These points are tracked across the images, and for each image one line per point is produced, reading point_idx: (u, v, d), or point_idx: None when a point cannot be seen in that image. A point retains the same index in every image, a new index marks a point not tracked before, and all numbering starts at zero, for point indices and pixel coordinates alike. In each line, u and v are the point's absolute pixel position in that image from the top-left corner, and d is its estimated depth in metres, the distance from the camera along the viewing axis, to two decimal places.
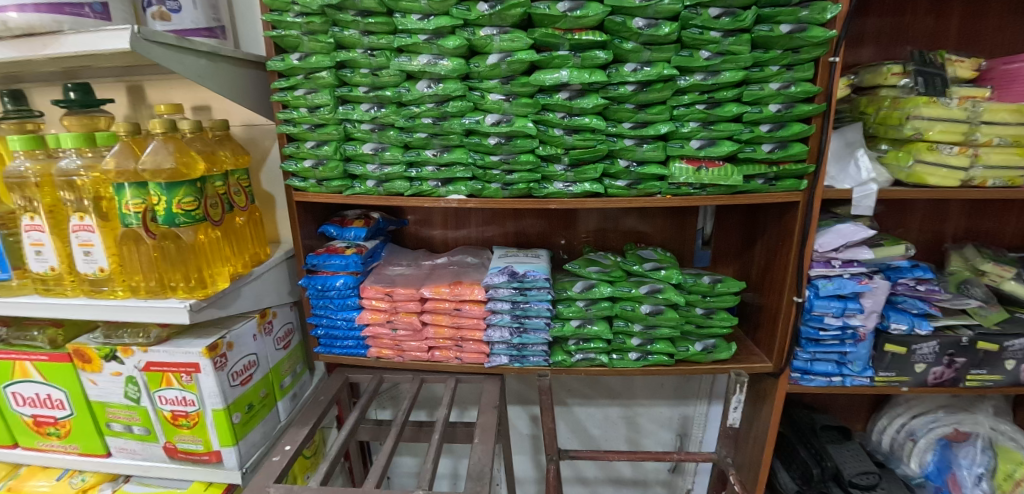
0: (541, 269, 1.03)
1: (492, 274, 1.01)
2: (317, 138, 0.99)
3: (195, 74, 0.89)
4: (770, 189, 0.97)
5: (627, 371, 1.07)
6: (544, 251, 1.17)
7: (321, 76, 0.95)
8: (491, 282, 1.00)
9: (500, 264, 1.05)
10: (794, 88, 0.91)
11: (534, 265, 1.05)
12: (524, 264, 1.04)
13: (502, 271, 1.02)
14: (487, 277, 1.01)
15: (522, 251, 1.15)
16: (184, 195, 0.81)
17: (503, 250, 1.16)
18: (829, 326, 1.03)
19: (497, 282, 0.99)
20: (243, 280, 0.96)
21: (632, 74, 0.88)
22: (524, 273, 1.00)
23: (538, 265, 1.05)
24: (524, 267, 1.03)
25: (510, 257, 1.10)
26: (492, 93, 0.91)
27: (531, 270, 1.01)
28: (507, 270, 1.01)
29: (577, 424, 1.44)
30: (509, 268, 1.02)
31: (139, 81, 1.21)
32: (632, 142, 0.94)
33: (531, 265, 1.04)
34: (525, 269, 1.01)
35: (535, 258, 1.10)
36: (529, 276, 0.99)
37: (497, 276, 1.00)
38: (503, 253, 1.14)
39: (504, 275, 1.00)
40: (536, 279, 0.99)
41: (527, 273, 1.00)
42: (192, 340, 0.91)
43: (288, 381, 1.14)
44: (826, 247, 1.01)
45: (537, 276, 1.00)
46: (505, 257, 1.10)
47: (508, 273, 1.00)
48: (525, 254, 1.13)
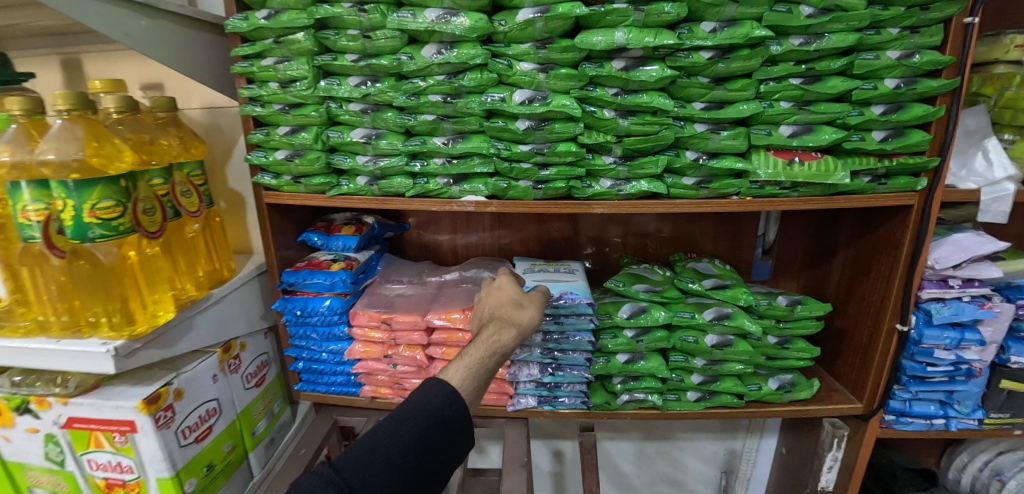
0: (582, 290, 0.81)
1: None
2: (292, 123, 0.76)
3: (119, 32, 0.65)
4: (878, 189, 0.75)
5: (684, 414, 0.86)
6: (577, 264, 0.95)
7: (296, 40, 0.71)
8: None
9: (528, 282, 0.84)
10: (919, 56, 0.69)
11: (572, 284, 0.83)
12: (559, 283, 0.83)
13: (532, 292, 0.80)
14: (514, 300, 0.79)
15: (552, 264, 0.93)
16: (99, 196, 0.59)
17: (528, 262, 0.94)
18: (940, 360, 0.82)
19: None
20: (194, 308, 0.73)
21: (712, 36, 0.65)
22: (561, 296, 0.79)
23: (577, 285, 0.83)
24: (560, 287, 0.81)
25: (540, 273, 0.88)
26: (522, 62, 0.69)
27: (570, 292, 0.79)
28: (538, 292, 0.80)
29: (607, 461, 1.23)
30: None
31: (75, 53, 0.96)
32: (704, 127, 0.72)
33: (568, 285, 0.83)
34: (562, 290, 0.80)
35: (570, 274, 0.88)
36: (567, 300, 0.78)
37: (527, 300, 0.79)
38: (529, 267, 0.92)
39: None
40: (576, 305, 0.78)
41: (565, 295, 0.79)
42: (127, 390, 0.70)
43: (261, 426, 0.92)
44: (945, 263, 0.79)
45: (579, 300, 0.78)
46: (533, 273, 0.88)
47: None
48: (557, 269, 0.91)
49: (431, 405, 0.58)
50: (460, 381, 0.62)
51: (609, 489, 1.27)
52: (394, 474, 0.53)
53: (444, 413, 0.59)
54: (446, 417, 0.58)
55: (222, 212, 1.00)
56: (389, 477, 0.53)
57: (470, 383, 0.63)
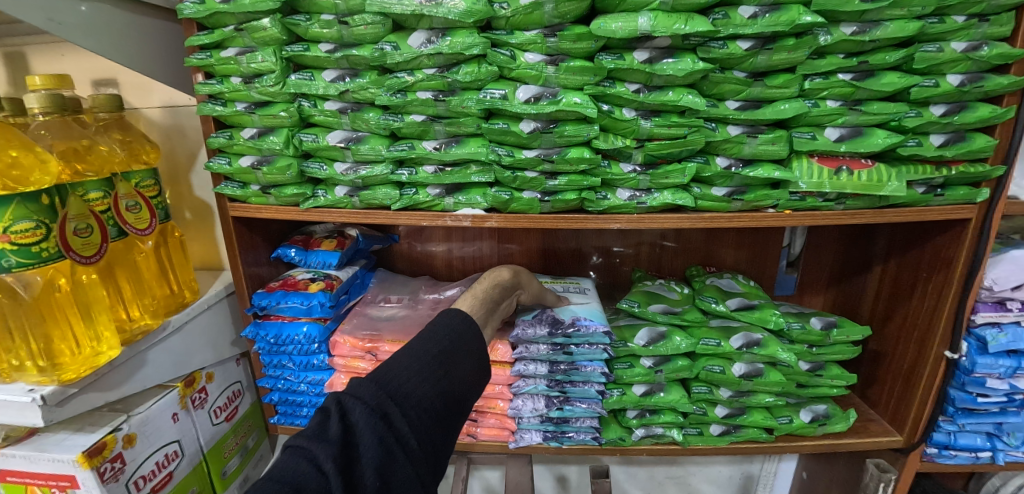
0: (596, 316, 0.72)
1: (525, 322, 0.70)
2: (259, 124, 0.66)
3: (42, 16, 0.53)
4: (935, 200, 0.66)
5: (706, 450, 0.78)
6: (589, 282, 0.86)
7: (261, 27, 0.60)
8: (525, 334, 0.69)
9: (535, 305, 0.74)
10: (987, 49, 0.59)
11: (585, 308, 0.74)
12: (571, 308, 0.73)
13: (540, 318, 0.71)
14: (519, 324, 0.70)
15: (560, 282, 0.84)
16: (12, 217, 0.48)
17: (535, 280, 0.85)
18: (992, 391, 0.74)
19: (535, 335, 0.68)
20: (147, 340, 0.63)
21: (754, 23, 0.55)
22: (573, 322, 0.69)
23: (591, 309, 0.74)
24: (572, 312, 0.72)
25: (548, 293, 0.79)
26: (527, 52, 0.58)
27: (583, 318, 0.70)
28: (548, 317, 0.70)
29: (615, 487, 1.14)
30: (550, 315, 0.71)
31: (18, 46, 0.84)
32: (738, 130, 0.62)
33: (581, 309, 0.73)
34: (574, 316, 0.71)
35: (582, 296, 0.79)
36: (581, 328, 0.69)
37: (535, 326, 0.69)
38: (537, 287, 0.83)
39: (544, 325, 0.69)
40: (590, 333, 0.69)
41: (578, 322, 0.69)
42: (65, 439, 0.59)
43: (233, 464, 0.82)
44: (1004, 284, 0.70)
45: (594, 328, 0.69)
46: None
47: (550, 322, 0.69)
48: (567, 288, 0.82)
49: (461, 322, 0.50)
50: (469, 307, 0.55)
51: None
52: (436, 382, 0.44)
53: (474, 328, 0.51)
54: (469, 335, 0.49)
55: (188, 224, 0.89)
56: (431, 384, 0.43)
57: (481, 309, 0.56)
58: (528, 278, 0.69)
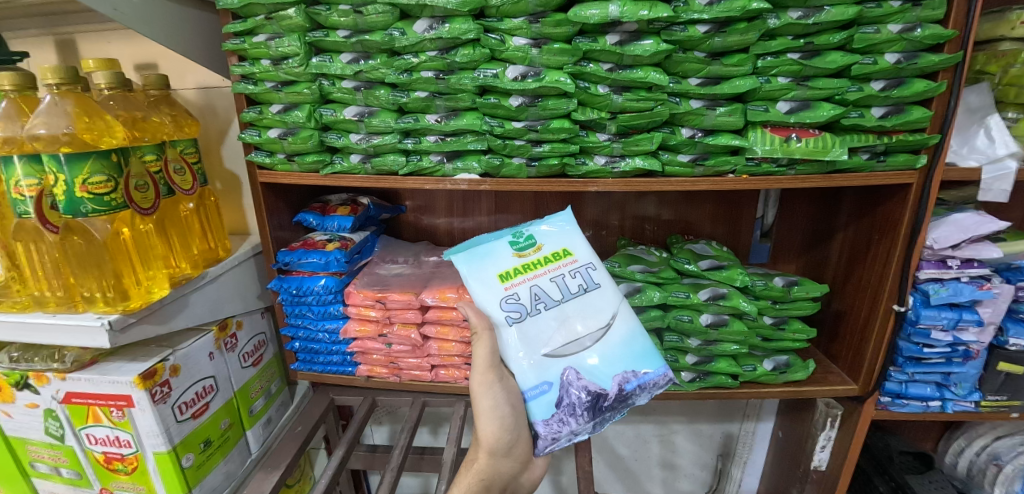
0: (648, 358, 0.63)
1: (557, 418, 0.59)
2: (285, 101, 0.76)
3: (109, 7, 0.64)
4: (878, 166, 0.74)
5: (679, 394, 0.88)
6: (586, 251, 0.67)
7: (287, 16, 0.70)
8: (560, 428, 0.59)
9: (548, 376, 0.60)
10: (920, 30, 0.66)
11: (627, 345, 0.63)
12: (603, 358, 0.61)
13: (573, 403, 0.59)
14: (549, 427, 0.59)
15: (549, 269, 0.64)
16: (89, 171, 0.59)
17: (502, 284, 0.63)
18: (937, 342, 0.81)
19: (577, 429, 0.59)
20: (191, 286, 0.74)
21: (708, 9, 0.64)
22: (622, 390, 0.60)
23: (632, 341, 0.63)
24: (609, 373, 0.60)
25: (544, 321, 0.61)
26: (515, 37, 0.68)
27: (633, 377, 0.61)
28: (583, 397, 0.59)
29: (605, 445, 1.27)
30: (584, 389, 0.59)
31: (70, 34, 0.95)
32: (700, 104, 0.71)
33: (620, 352, 0.62)
34: (619, 379, 0.60)
35: (597, 300, 0.64)
36: (638, 394, 0.61)
37: (573, 421, 0.59)
38: (507, 293, 0.62)
39: (585, 412, 0.59)
40: (653, 387, 0.62)
41: (631, 385, 0.61)
42: (123, 365, 0.70)
43: (259, 405, 0.93)
44: (944, 242, 0.77)
45: (656, 380, 0.62)
46: (539, 331, 0.61)
47: (590, 405, 0.59)
48: (566, 282, 0.63)
49: None
50: None
51: (605, 469, 1.30)
52: None
53: None
54: None
55: (219, 193, 1.02)
56: None
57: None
58: (490, 369, 0.63)
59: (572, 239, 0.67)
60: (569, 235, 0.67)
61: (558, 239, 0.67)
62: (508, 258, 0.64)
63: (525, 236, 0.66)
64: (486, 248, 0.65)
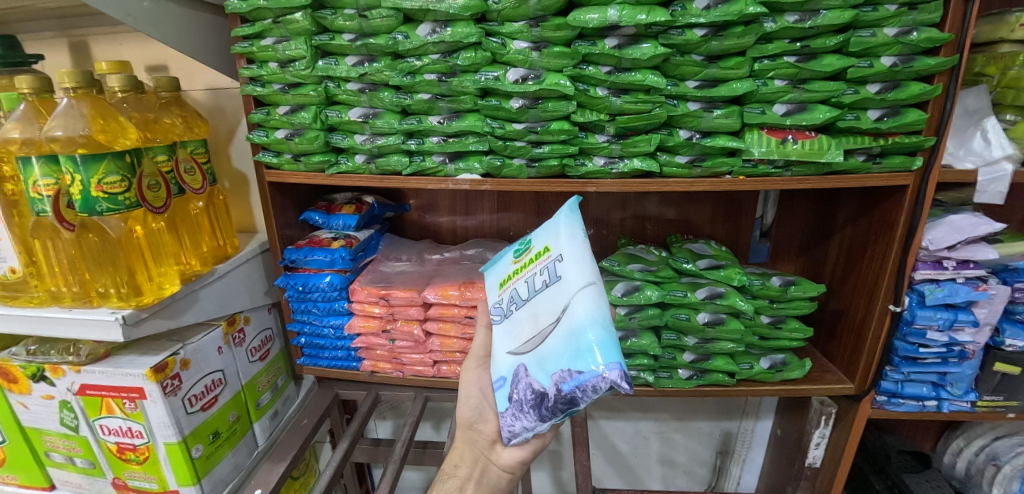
0: (593, 355, 0.46)
1: (511, 412, 0.55)
2: (292, 102, 0.78)
3: (122, 12, 0.66)
4: (874, 168, 0.75)
5: (676, 391, 0.89)
6: (566, 242, 0.56)
7: (294, 20, 0.71)
8: (515, 425, 0.55)
9: (504, 370, 0.57)
10: (916, 34, 0.66)
11: (571, 338, 0.48)
12: (548, 353, 0.51)
13: (522, 400, 0.53)
14: (506, 420, 0.56)
15: (528, 271, 0.60)
16: (105, 172, 0.62)
17: (498, 290, 0.65)
18: (933, 342, 0.82)
19: (528, 427, 0.53)
20: (200, 282, 0.76)
21: (704, 13, 0.65)
22: (561, 390, 0.48)
23: (580, 334, 0.48)
24: (549, 370, 0.50)
25: (510, 321, 0.59)
26: (516, 40, 0.69)
27: (570, 377, 0.47)
28: (528, 394, 0.53)
29: (604, 440, 1.28)
30: (529, 386, 0.52)
31: (83, 36, 0.98)
32: (698, 106, 0.73)
33: (563, 346, 0.49)
34: (556, 379, 0.48)
35: (555, 291, 0.53)
36: (580, 397, 0.46)
37: (523, 418, 0.53)
38: (499, 299, 0.64)
39: (531, 410, 0.52)
40: (591, 392, 0.46)
41: (570, 386, 0.47)
42: (136, 358, 0.73)
43: (266, 398, 0.96)
44: (939, 244, 0.78)
45: (598, 382, 0.45)
46: (506, 330, 0.60)
47: (534, 404, 0.52)
48: (534, 282, 0.58)
49: None
50: None
51: (605, 465, 1.32)
52: None
53: None
54: None
55: (227, 192, 1.05)
56: None
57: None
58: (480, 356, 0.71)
59: (555, 231, 0.59)
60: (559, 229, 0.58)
61: (546, 235, 0.60)
62: (509, 265, 0.66)
63: (528, 242, 0.65)
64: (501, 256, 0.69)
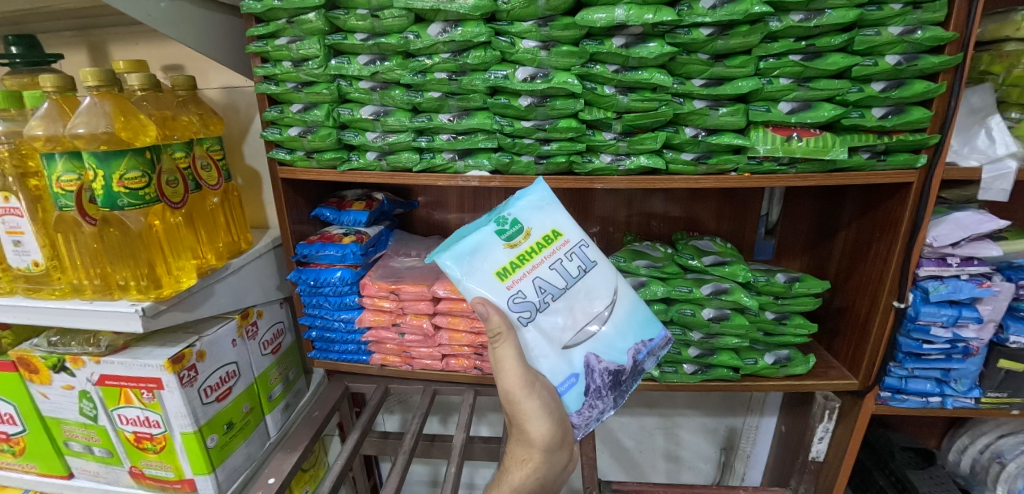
0: (651, 326, 0.67)
1: (587, 405, 0.63)
2: (304, 101, 0.80)
3: (142, 13, 0.68)
4: (878, 165, 0.75)
5: (681, 386, 0.91)
6: (576, 229, 0.65)
7: (308, 20, 0.73)
8: (591, 412, 0.64)
9: (571, 366, 0.62)
10: (921, 33, 0.67)
11: (633, 317, 0.66)
12: (616, 336, 0.64)
13: (599, 385, 0.63)
14: (582, 414, 0.63)
15: (546, 256, 0.62)
16: (126, 168, 0.64)
17: (503, 282, 0.60)
18: (936, 338, 0.82)
19: (604, 407, 0.64)
20: (215, 275, 0.78)
21: (710, 13, 0.66)
22: (635, 360, 0.65)
23: (638, 308, 0.67)
24: (623, 349, 0.64)
25: (553, 312, 0.62)
26: (525, 40, 0.71)
27: (644, 347, 0.66)
28: (605, 377, 0.63)
29: (609, 436, 1.30)
30: (606, 370, 0.63)
31: (101, 37, 1.00)
32: (704, 104, 0.74)
33: (631, 323, 0.65)
34: (633, 352, 0.65)
35: (597, 277, 0.64)
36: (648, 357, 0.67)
37: (601, 401, 0.64)
38: (510, 291, 0.61)
39: (609, 391, 0.64)
40: (657, 348, 0.68)
41: (643, 353, 0.66)
42: (153, 350, 0.75)
43: (278, 391, 0.98)
44: (943, 240, 0.79)
45: (659, 342, 0.68)
46: (547, 328, 0.62)
47: (613, 384, 0.63)
48: (566, 268, 0.63)
49: None
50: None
51: (610, 460, 1.33)
52: None
53: None
54: None
55: (240, 189, 1.08)
56: None
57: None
58: (526, 376, 0.61)
59: (559, 218, 0.64)
60: (553, 214, 0.64)
61: (546, 220, 0.64)
62: (501, 252, 0.61)
63: (513, 224, 0.62)
64: (474, 242, 0.61)
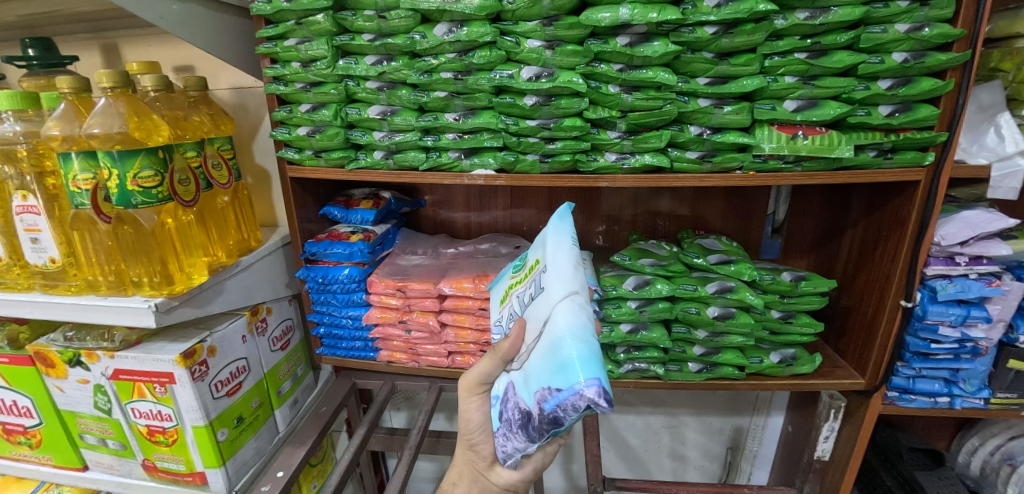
0: (568, 370, 0.43)
1: (504, 433, 0.56)
2: (313, 100, 0.81)
3: (155, 15, 0.69)
4: (885, 163, 0.75)
5: (686, 384, 0.91)
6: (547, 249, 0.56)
7: (316, 21, 0.74)
8: (511, 445, 0.55)
9: (501, 389, 0.59)
10: (929, 29, 0.66)
11: (552, 353, 0.45)
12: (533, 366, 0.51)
13: (512, 420, 0.54)
14: (502, 440, 0.58)
15: (524, 283, 0.61)
16: (140, 167, 0.65)
17: (499, 306, 0.67)
18: (945, 338, 0.82)
19: (519, 447, 0.53)
20: (225, 273, 0.79)
21: (715, 11, 0.66)
22: (543, 410, 0.46)
23: (560, 346, 0.44)
24: (531, 387, 0.49)
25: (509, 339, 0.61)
26: (530, 39, 0.71)
27: (549, 396, 0.44)
28: (515, 413, 0.53)
29: (615, 434, 1.30)
30: (515, 406, 0.52)
31: (115, 39, 1.02)
32: (708, 103, 0.74)
33: (544, 360, 0.47)
34: (538, 397, 0.46)
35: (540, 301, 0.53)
36: (563, 417, 0.43)
37: (513, 438, 0.54)
38: (502, 315, 0.66)
39: (520, 432, 0.52)
40: (573, 409, 0.41)
41: (551, 405, 0.44)
42: (166, 345, 0.77)
43: (286, 386, 1.00)
44: (952, 239, 0.78)
45: (576, 401, 0.41)
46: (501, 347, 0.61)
47: (521, 424, 0.51)
48: (525, 294, 0.59)
49: None
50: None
51: (615, 459, 1.34)
52: None
53: None
54: None
55: (250, 188, 1.10)
56: None
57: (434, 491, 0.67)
58: (477, 385, 0.63)
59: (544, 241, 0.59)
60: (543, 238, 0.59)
61: (537, 247, 0.61)
62: (510, 281, 0.68)
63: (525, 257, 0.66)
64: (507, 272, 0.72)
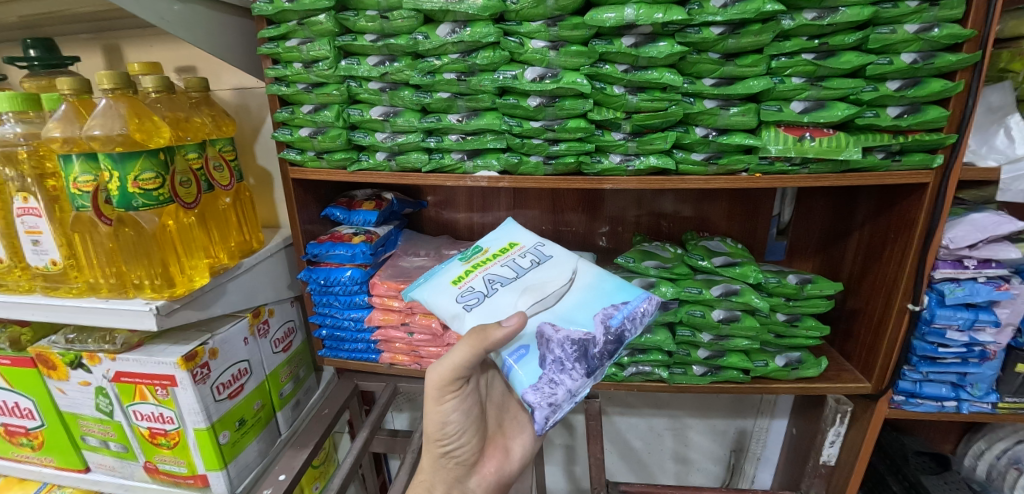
0: (623, 293, 0.65)
1: (548, 378, 0.57)
2: (315, 101, 0.80)
3: (156, 16, 0.69)
4: (893, 165, 0.74)
5: (690, 387, 0.90)
6: (530, 238, 0.73)
7: (318, 22, 0.73)
8: (556, 389, 0.57)
9: (526, 340, 0.60)
10: (938, 30, 0.65)
11: (597, 289, 0.65)
12: (573, 308, 0.62)
13: (563, 356, 0.58)
14: (543, 391, 0.56)
15: (499, 260, 0.69)
16: (141, 170, 0.65)
17: (456, 285, 0.66)
18: (952, 342, 0.81)
19: (572, 385, 0.57)
20: (228, 274, 0.79)
21: (721, 11, 0.65)
22: (608, 328, 0.60)
23: (601, 283, 0.66)
24: (589, 318, 0.61)
25: (502, 297, 0.63)
26: (534, 40, 0.70)
27: (615, 312, 0.62)
28: (568, 347, 0.58)
29: (617, 436, 1.30)
30: (568, 339, 0.59)
31: (116, 40, 1.02)
32: (714, 104, 0.73)
33: (593, 296, 0.64)
34: (602, 317, 0.61)
35: (552, 265, 0.67)
36: (627, 328, 0.61)
37: (567, 376, 0.57)
38: (462, 291, 0.65)
39: (577, 365, 0.58)
40: (640, 317, 0.62)
41: (618, 320, 0.61)
42: (167, 348, 0.76)
43: (288, 388, 0.99)
44: (960, 243, 0.77)
45: (640, 309, 0.63)
46: (490, 308, 0.62)
47: (580, 354, 0.58)
48: (518, 263, 0.68)
49: None
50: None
51: (617, 461, 1.33)
52: None
53: None
54: None
55: (252, 188, 1.09)
56: None
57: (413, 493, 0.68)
58: (447, 383, 0.60)
59: (515, 235, 0.74)
60: (510, 235, 0.74)
61: (502, 239, 0.73)
62: (459, 266, 0.69)
63: (472, 249, 0.73)
64: (436, 270, 0.71)
